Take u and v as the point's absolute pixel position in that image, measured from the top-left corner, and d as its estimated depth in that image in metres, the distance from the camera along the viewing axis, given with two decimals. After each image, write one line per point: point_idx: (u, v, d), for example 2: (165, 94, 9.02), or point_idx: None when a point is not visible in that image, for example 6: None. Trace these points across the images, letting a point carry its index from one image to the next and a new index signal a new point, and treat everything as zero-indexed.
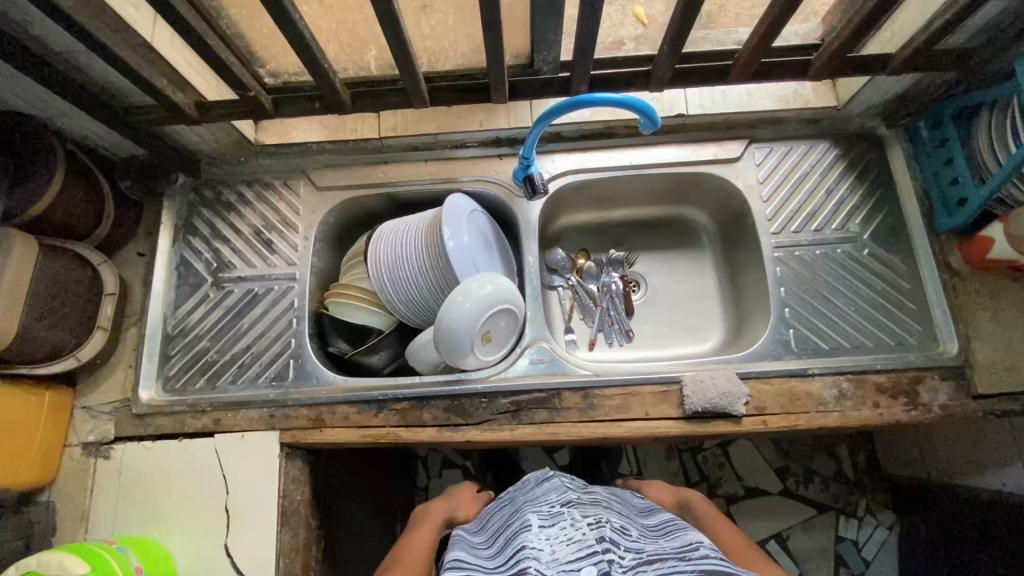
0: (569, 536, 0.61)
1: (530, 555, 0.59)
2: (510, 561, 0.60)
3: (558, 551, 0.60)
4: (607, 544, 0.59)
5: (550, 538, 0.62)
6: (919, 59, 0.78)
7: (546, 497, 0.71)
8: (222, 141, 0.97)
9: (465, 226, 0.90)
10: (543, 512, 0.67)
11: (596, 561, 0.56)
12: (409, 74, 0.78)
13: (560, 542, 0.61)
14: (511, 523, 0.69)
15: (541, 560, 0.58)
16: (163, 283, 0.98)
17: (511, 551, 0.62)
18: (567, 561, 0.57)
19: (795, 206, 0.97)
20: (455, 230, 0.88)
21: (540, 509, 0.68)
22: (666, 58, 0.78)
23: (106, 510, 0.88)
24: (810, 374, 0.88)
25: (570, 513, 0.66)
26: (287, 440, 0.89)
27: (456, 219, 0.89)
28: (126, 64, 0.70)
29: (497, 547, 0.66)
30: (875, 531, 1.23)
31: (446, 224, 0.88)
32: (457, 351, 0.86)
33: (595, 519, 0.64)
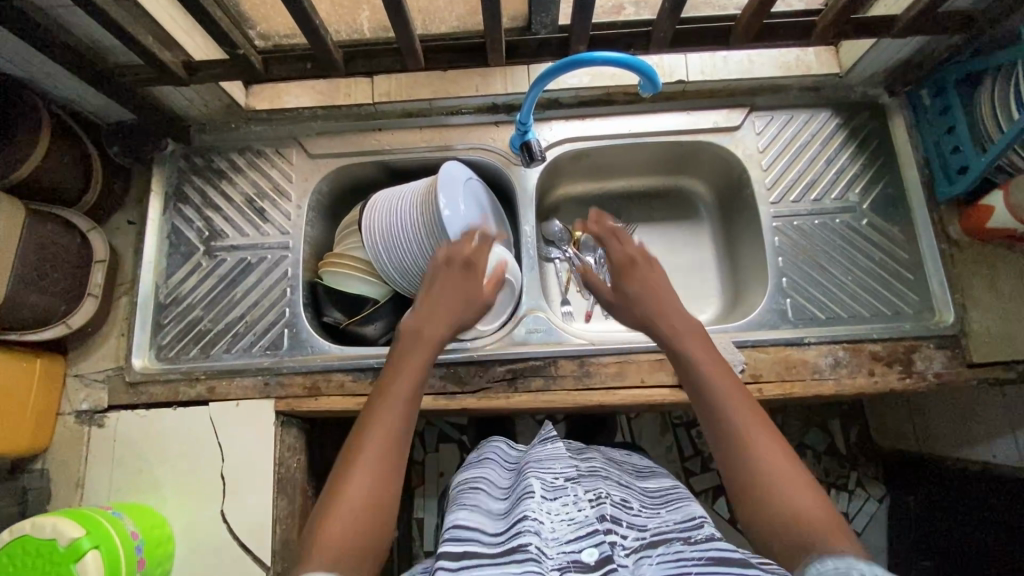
0: (570, 514, 0.60)
1: (530, 529, 0.57)
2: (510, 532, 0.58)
3: (558, 529, 0.59)
4: (608, 525, 0.58)
5: (551, 513, 0.60)
6: (925, 21, 0.76)
7: (550, 466, 0.70)
8: (212, 106, 0.95)
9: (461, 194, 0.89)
10: (547, 481, 0.66)
11: (597, 542, 0.55)
12: (403, 34, 0.76)
13: (560, 520, 0.60)
14: (517, 488, 0.67)
15: (542, 535, 0.57)
16: (154, 251, 0.96)
17: (511, 523, 0.60)
18: (566, 541, 0.57)
19: (794, 176, 0.96)
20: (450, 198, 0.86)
21: (543, 478, 0.66)
22: (666, 19, 0.75)
23: (101, 477, 0.88)
24: (806, 342, 0.88)
25: (573, 488, 0.65)
26: (282, 409, 0.88)
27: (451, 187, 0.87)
28: (111, 18, 0.68)
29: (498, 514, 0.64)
30: (866, 504, 1.24)
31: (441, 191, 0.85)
32: None
33: (596, 496, 0.63)
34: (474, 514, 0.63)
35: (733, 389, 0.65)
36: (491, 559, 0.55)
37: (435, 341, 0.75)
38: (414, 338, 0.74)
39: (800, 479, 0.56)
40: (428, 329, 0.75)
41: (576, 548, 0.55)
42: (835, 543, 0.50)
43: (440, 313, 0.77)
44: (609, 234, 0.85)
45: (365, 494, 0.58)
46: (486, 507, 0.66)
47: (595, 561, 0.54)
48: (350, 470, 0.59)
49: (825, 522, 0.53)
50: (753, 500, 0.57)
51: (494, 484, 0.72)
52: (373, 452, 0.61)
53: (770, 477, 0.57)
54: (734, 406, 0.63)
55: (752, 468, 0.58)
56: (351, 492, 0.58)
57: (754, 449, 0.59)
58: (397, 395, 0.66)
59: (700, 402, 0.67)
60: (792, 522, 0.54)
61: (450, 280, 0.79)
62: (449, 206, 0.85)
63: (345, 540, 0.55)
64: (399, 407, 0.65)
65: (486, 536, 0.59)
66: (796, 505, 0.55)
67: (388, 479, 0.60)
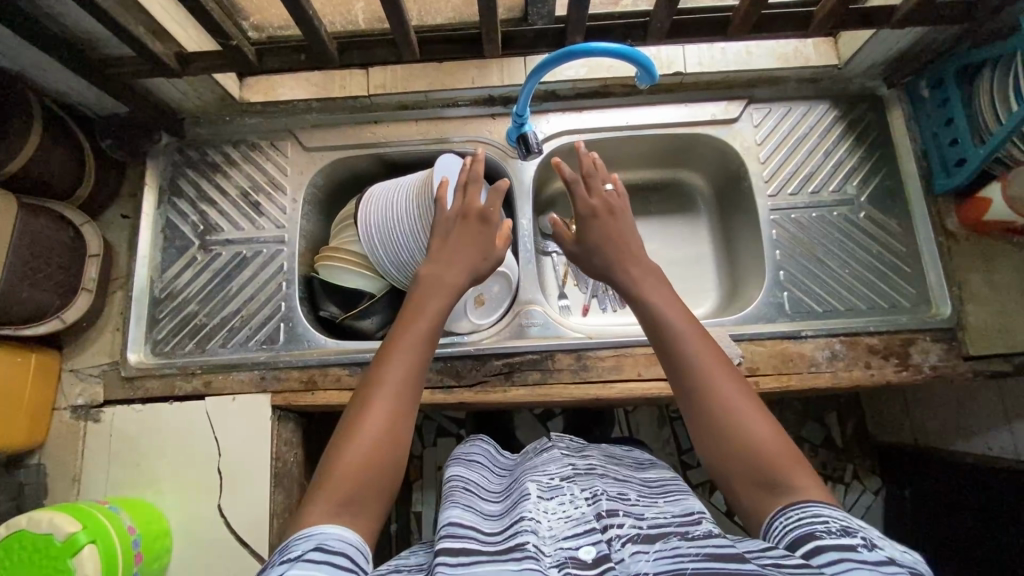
0: (567, 514, 0.61)
1: (528, 528, 0.57)
2: (508, 529, 0.59)
3: (555, 527, 0.59)
4: (606, 522, 0.57)
5: (549, 512, 0.61)
6: (925, 11, 0.75)
7: (546, 469, 0.71)
8: (205, 98, 0.94)
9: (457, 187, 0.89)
10: (543, 483, 0.67)
11: (594, 541, 0.55)
12: (398, 25, 0.75)
13: (558, 519, 0.60)
14: (512, 492, 0.68)
15: (539, 534, 0.57)
16: (149, 244, 0.96)
17: (510, 522, 0.60)
18: (563, 538, 0.56)
19: (792, 168, 0.96)
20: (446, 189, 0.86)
21: (539, 480, 0.68)
22: (663, 9, 0.75)
23: (97, 472, 0.87)
24: (804, 335, 0.88)
25: (570, 487, 0.66)
26: (279, 403, 0.88)
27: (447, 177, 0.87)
28: (100, 8, 0.67)
29: (496, 514, 0.65)
30: (862, 496, 1.25)
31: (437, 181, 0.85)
32: None
33: (593, 493, 0.63)
34: (468, 513, 0.62)
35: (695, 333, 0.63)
36: (489, 556, 0.53)
37: (454, 285, 0.70)
38: (436, 281, 0.69)
39: (765, 420, 0.57)
40: (445, 275, 0.70)
41: (574, 546, 0.55)
42: (801, 485, 0.54)
43: (460, 260, 0.72)
44: (573, 179, 0.79)
45: (378, 434, 0.56)
46: (479, 507, 0.66)
47: (593, 558, 0.53)
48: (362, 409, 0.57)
49: (785, 458, 0.55)
50: (717, 443, 0.58)
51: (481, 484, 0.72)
52: (387, 392, 0.58)
53: (732, 419, 0.58)
54: (695, 348, 0.62)
55: (717, 409, 0.58)
56: (363, 431, 0.55)
57: (716, 392, 0.59)
58: (414, 337, 0.62)
59: (662, 345, 0.64)
60: (759, 464, 0.55)
61: (461, 233, 0.75)
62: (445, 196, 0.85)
63: (355, 480, 0.53)
64: (415, 349, 0.61)
65: (482, 533, 0.58)
66: (760, 448, 0.56)
67: (403, 420, 0.58)
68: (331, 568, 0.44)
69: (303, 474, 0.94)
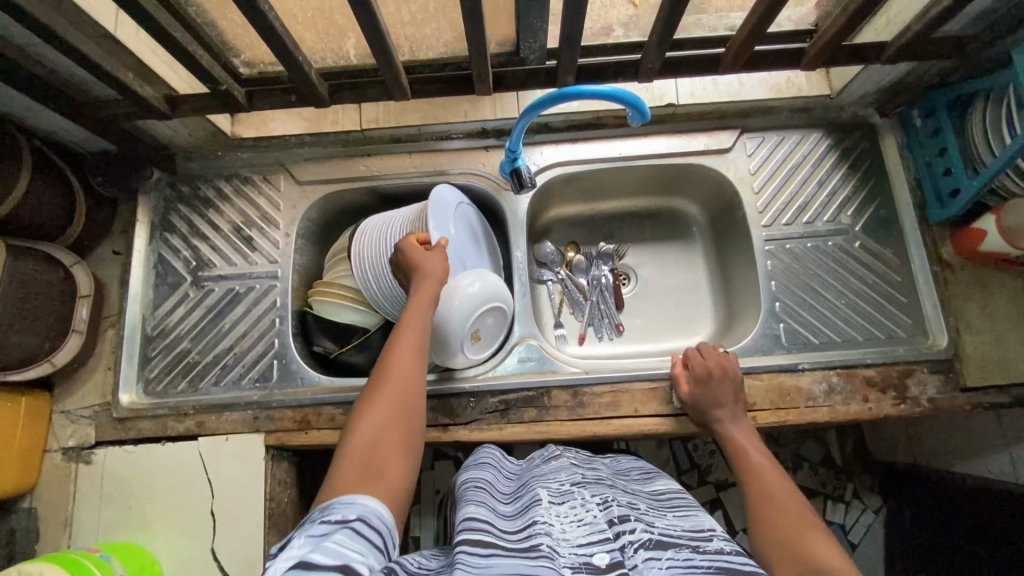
0: (579, 517, 0.60)
1: (542, 530, 0.56)
2: (519, 531, 0.58)
3: (569, 531, 0.58)
4: (619, 529, 0.56)
5: (560, 516, 0.60)
6: (916, 47, 0.75)
7: (555, 475, 0.70)
8: (196, 135, 0.93)
9: (451, 219, 0.87)
10: (553, 488, 0.66)
11: (608, 548, 0.54)
12: (388, 66, 0.75)
13: (570, 522, 0.59)
14: (522, 495, 0.67)
15: (552, 536, 0.56)
16: (140, 282, 0.95)
17: (523, 523, 0.59)
18: (579, 543, 0.55)
19: (786, 199, 0.95)
20: (438, 216, 0.85)
21: (550, 485, 0.67)
22: (654, 49, 0.75)
23: (89, 516, 0.86)
24: (800, 369, 0.87)
25: (580, 492, 0.65)
26: (272, 442, 0.88)
27: (440, 204, 0.86)
28: (87, 58, 0.67)
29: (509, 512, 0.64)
30: (862, 515, 1.24)
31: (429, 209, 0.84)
32: (446, 349, 0.84)
33: (604, 500, 0.62)
34: (483, 510, 0.62)
35: (767, 471, 0.72)
36: (507, 551, 0.53)
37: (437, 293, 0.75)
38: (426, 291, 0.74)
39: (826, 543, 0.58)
40: (426, 282, 0.75)
41: (588, 552, 0.54)
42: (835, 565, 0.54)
43: (434, 267, 0.76)
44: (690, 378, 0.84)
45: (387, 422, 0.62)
46: (492, 506, 0.65)
47: (606, 564, 0.52)
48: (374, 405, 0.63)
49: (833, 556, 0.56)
50: (780, 551, 0.60)
51: (494, 488, 0.71)
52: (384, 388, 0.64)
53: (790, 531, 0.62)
54: (767, 480, 0.70)
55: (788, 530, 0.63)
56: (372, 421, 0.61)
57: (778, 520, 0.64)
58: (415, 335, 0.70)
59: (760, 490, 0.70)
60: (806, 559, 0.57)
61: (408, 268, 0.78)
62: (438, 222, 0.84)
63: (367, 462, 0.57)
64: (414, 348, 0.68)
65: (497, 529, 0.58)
66: (811, 549, 0.58)
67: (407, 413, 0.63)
68: (367, 546, 0.47)
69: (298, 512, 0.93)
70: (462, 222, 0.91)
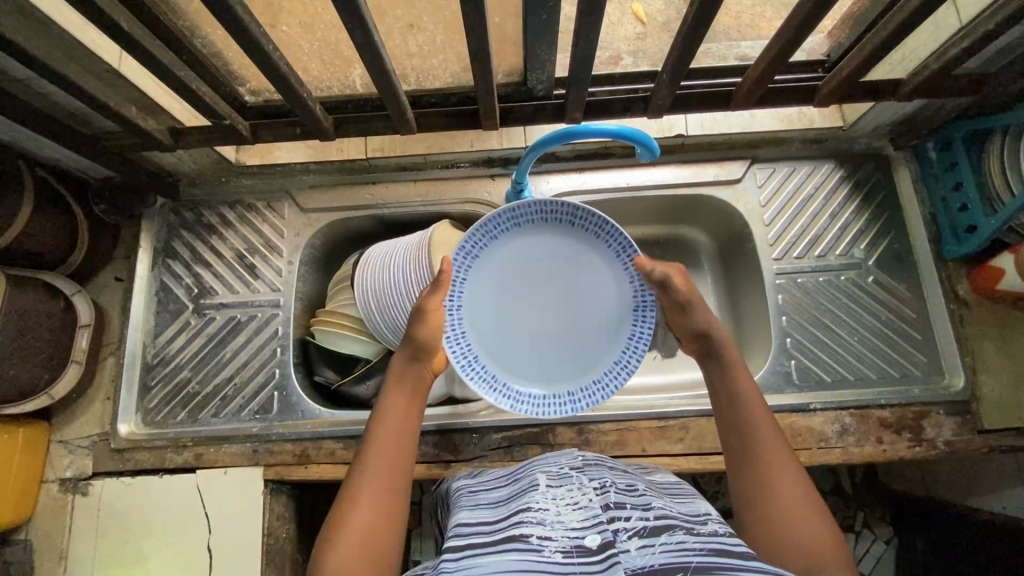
0: (574, 501, 0.57)
1: (533, 519, 0.54)
2: (511, 518, 0.56)
3: (563, 514, 0.55)
4: (612, 513, 0.53)
5: (556, 499, 0.58)
6: (932, 86, 0.74)
7: (555, 460, 0.68)
8: (201, 163, 0.92)
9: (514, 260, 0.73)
10: (551, 474, 0.64)
11: (599, 529, 0.51)
12: (394, 101, 0.73)
13: (565, 506, 0.57)
14: (520, 480, 0.65)
15: (546, 523, 0.53)
16: (141, 310, 0.94)
17: (514, 510, 0.58)
18: (572, 528, 0.53)
19: (796, 232, 0.93)
20: (553, 219, 0.73)
21: (548, 470, 0.65)
22: (666, 86, 0.73)
23: (84, 550, 0.85)
24: (811, 409, 0.86)
25: (579, 476, 0.62)
26: (271, 477, 0.86)
27: (497, 216, 0.71)
28: (93, 95, 0.66)
29: (502, 499, 0.63)
30: (873, 545, 1.16)
31: (506, 206, 0.71)
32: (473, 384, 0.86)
33: (601, 484, 0.59)
34: (473, 511, 0.61)
35: (766, 425, 0.62)
36: (491, 544, 0.52)
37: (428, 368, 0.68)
38: (403, 366, 0.67)
39: (812, 528, 0.54)
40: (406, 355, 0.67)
41: (580, 535, 0.51)
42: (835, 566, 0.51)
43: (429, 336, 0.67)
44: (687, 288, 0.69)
45: (366, 531, 0.53)
46: (485, 504, 0.63)
47: (597, 546, 0.49)
48: (349, 506, 0.55)
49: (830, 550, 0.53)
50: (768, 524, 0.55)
51: (489, 482, 0.69)
52: (380, 458, 0.59)
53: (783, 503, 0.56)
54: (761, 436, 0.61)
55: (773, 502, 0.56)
56: (349, 533, 0.53)
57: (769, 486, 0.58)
58: (397, 419, 0.62)
59: (735, 431, 0.63)
60: (805, 548, 0.53)
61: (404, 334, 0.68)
62: (575, 220, 0.72)
63: None
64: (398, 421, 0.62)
65: (486, 525, 0.56)
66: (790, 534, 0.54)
67: (390, 512, 0.56)
68: None
69: (294, 549, 0.91)
70: (511, 276, 0.74)
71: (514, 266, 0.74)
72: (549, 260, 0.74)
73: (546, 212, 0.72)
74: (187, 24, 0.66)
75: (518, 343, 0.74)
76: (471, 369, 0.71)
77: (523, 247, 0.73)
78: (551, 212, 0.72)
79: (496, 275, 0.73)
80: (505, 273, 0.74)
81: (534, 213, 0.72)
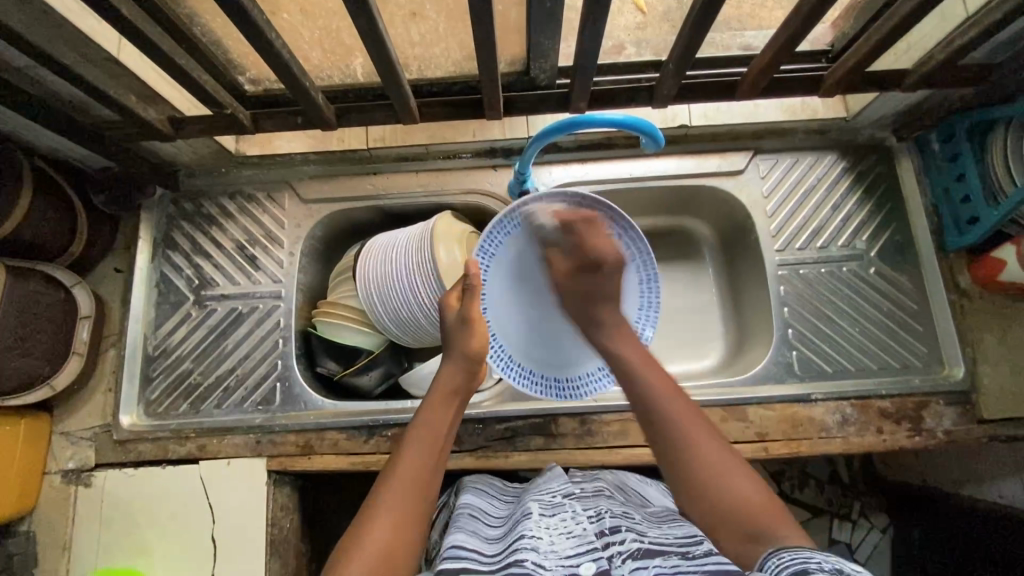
0: (568, 529, 0.58)
1: (528, 546, 0.56)
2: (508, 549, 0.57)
3: (557, 543, 0.56)
4: (607, 539, 0.55)
5: (550, 528, 0.59)
6: (938, 76, 0.73)
7: (549, 488, 0.69)
8: (201, 153, 0.91)
9: (522, 258, 0.81)
10: (544, 502, 0.65)
11: (595, 557, 0.53)
12: (397, 89, 0.72)
13: (559, 534, 0.58)
14: (513, 514, 0.66)
15: (539, 551, 0.55)
16: (142, 302, 0.93)
17: (510, 541, 0.59)
18: (565, 555, 0.54)
19: (799, 222, 0.93)
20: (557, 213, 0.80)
21: (541, 500, 0.66)
22: (671, 77, 0.73)
23: (89, 541, 0.85)
24: (813, 399, 0.86)
25: (571, 505, 0.64)
26: (274, 467, 0.86)
27: (502, 223, 0.78)
28: (93, 83, 0.66)
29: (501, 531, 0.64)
30: (869, 534, 1.15)
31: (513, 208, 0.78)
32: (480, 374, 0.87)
33: (596, 512, 0.61)
34: (470, 539, 0.62)
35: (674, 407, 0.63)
36: None
37: (468, 388, 0.71)
38: (446, 379, 0.69)
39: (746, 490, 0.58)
40: (449, 371, 0.70)
41: (574, 562, 0.53)
42: (784, 534, 0.53)
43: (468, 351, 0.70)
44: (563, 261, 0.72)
45: (385, 544, 0.56)
46: (482, 533, 0.64)
47: None
48: (370, 518, 0.57)
49: (773, 516, 0.56)
50: (713, 510, 0.58)
51: (488, 511, 0.70)
52: (410, 469, 0.61)
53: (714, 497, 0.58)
54: (683, 429, 0.61)
55: (705, 485, 0.59)
56: (367, 547, 0.55)
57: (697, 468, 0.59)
58: (431, 436, 0.64)
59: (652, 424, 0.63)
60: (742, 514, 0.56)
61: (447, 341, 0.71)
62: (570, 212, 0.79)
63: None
64: (432, 434, 0.64)
65: (483, 556, 0.58)
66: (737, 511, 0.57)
67: (411, 527, 0.58)
68: None
69: (298, 538, 0.92)
70: (526, 270, 0.82)
71: (522, 265, 0.81)
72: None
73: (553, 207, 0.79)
74: (186, 10, 0.65)
75: (540, 328, 0.83)
76: (510, 368, 0.81)
77: (534, 241, 0.80)
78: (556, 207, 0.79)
79: (507, 275, 0.82)
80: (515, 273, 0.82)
81: (531, 213, 0.78)
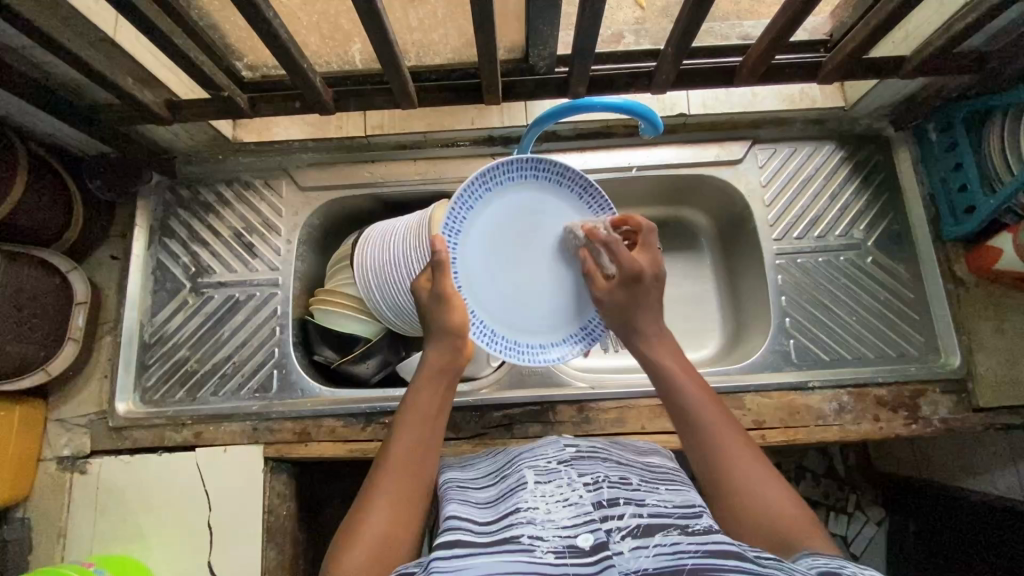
0: (564, 497, 0.56)
1: (525, 519, 0.53)
2: (500, 521, 0.54)
3: (553, 512, 0.54)
4: (606, 512, 0.53)
5: (546, 496, 0.56)
6: (936, 61, 0.73)
7: (543, 452, 0.65)
8: (198, 139, 0.91)
9: (492, 224, 0.73)
10: (540, 468, 0.61)
11: (592, 529, 0.50)
12: (395, 73, 0.72)
13: (555, 503, 0.55)
14: (506, 478, 0.63)
15: (536, 523, 0.52)
16: (139, 287, 0.93)
17: (504, 512, 0.55)
18: (563, 526, 0.51)
19: (796, 213, 0.93)
20: (522, 175, 0.73)
21: (536, 465, 0.62)
22: (670, 62, 0.73)
23: (84, 528, 0.85)
24: (810, 388, 0.87)
25: (568, 471, 0.60)
26: (272, 454, 0.86)
27: (471, 184, 0.70)
28: (87, 63, 0.65)
29: (490, 493, 0.61)
30: (864, 527, 1.15)
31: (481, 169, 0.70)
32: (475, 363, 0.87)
33: (593, 480, 0.58)
34: (462, 507, 0.57)
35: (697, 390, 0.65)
36: (482, 546, 0.50)
37: (458, 367, 0.68)
38: (435, 357, 0.67)
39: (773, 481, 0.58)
40: (434, 350, 0.67)
41: (572, 534, 0.50)
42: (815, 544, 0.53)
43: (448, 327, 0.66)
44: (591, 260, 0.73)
45: (382, 534, 0.55)
46: (472, 498, 0.61)
47: (591, 546, 0.48)
48: (369, 506, 0.57)
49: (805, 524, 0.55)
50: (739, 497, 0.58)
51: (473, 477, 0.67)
52: (405, 453, 0.60)
53: (744, 501, 0.57)
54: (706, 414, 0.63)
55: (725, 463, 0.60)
56: (366, 533, 0.55)
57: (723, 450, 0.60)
58: (420, 421, 0.63)
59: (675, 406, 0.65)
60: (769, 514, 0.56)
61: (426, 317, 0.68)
62: (540, 170, 0.74)
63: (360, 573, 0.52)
64: (426, 418, 0.63)
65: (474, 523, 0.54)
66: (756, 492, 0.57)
67: (406, 513, 0.57)
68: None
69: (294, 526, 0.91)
70: (499, 233, 0.74)
71: (497, 231, 0.73)
72: (533, 215, 0.75)
73: (518, 169, 0.73)
74: None
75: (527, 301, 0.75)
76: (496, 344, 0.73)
77: (509, 205, 0.74)
78: (518, 168, 0.73)
79: (481, 243, 0.73)
80: (490, 239, 0.73)
81: (501, 173, 0.71)
